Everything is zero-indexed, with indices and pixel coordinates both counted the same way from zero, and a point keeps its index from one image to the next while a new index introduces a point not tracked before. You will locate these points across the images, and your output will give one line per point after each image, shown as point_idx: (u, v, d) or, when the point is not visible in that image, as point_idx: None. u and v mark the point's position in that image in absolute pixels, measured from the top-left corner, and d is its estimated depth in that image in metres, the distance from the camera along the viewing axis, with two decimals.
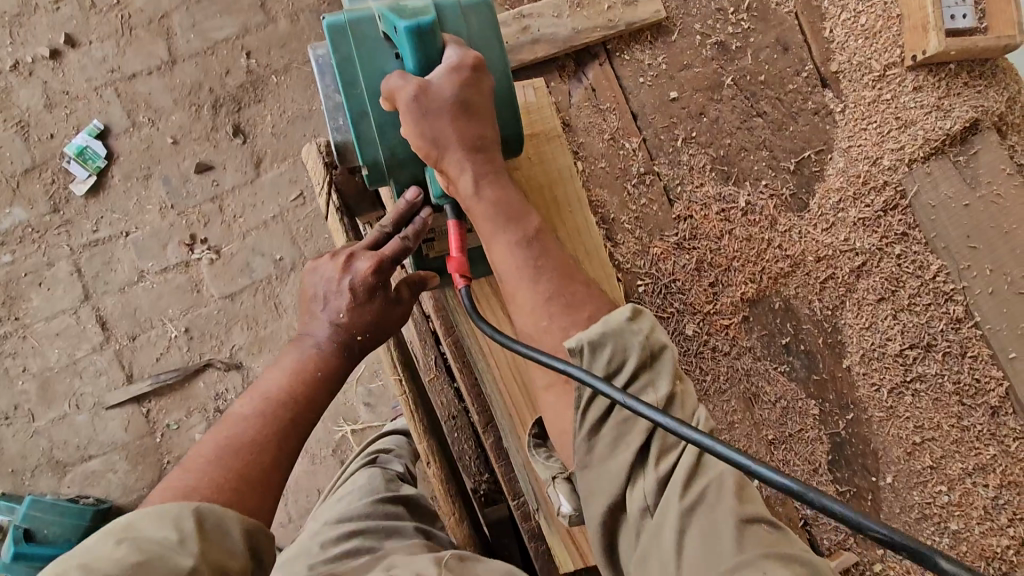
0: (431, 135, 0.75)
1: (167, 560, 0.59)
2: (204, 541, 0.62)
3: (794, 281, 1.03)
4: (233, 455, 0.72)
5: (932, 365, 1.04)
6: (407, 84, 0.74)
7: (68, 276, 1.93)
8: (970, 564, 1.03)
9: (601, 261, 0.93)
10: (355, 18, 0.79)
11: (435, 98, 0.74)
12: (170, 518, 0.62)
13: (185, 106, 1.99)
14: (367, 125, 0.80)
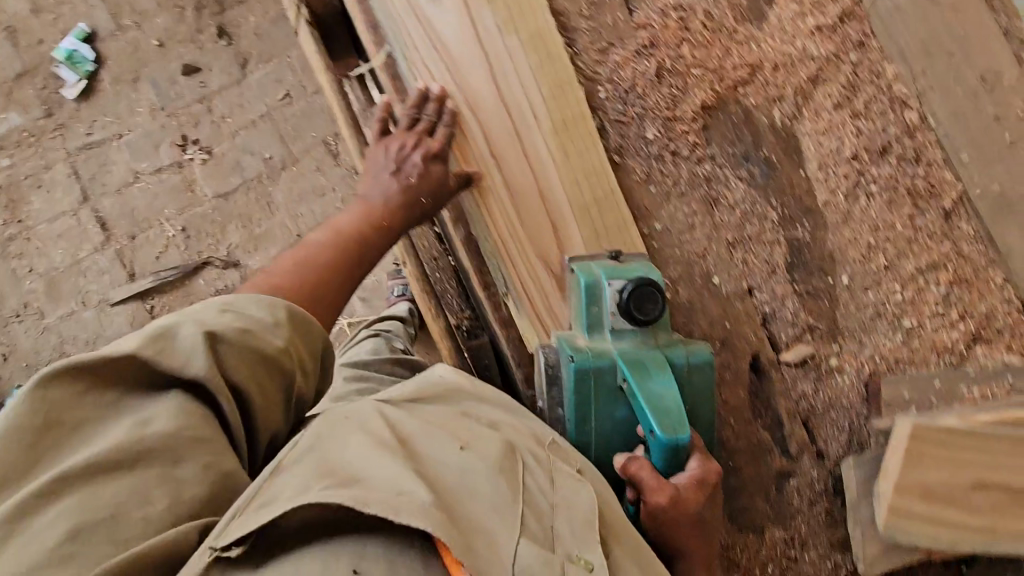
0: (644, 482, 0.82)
1: (263, 336, 0.75)
2: (291, 326, 0.78)
3: (752, 90, 1.06)
4: (306, 268, 0.87)
5: (887, 169, 1.08)
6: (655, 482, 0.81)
7: (66, 179, 1.99)
8: (922, 357, 1.08)
9: (563, 61, 0.99)
10: (602, 364, 0.87)
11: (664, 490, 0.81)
12: (266, 305, 0.78)
13: (169, 8, 2.01)
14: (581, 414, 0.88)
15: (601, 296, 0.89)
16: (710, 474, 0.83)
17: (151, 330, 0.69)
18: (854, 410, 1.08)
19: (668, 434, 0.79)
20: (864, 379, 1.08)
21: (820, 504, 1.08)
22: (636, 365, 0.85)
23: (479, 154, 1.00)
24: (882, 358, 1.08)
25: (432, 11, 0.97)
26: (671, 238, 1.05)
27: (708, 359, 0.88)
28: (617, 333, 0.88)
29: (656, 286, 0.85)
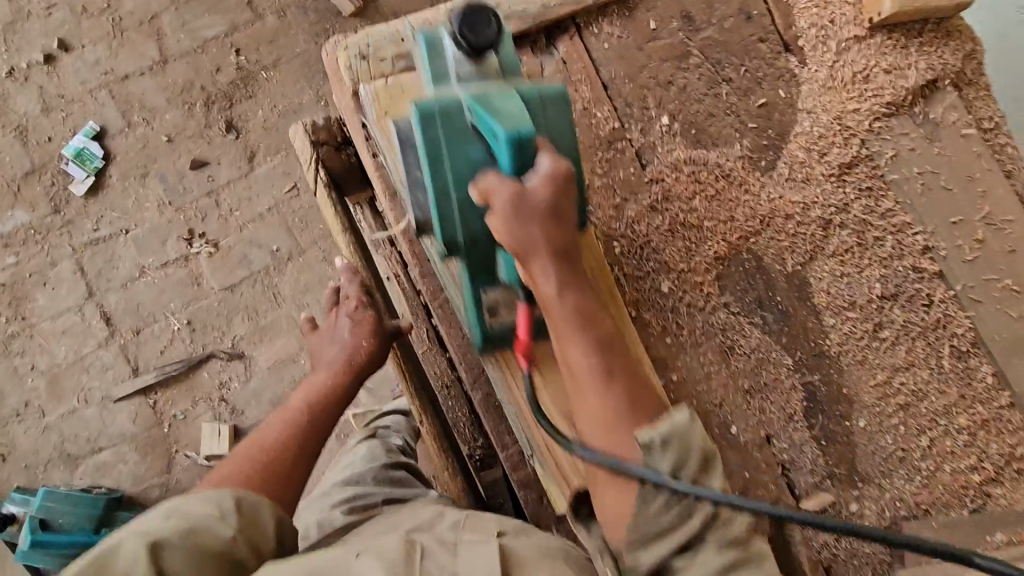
0: (523, 239, 0.77)
1: (211, 531, 0.75)
2: (240, 516, 0.79)
3: (763, 239, 1.08)
4: (262, 452, 0.89)
5: (900, 313, 1.09)
6: (503, 186, 0.76)
7: (72, 275, 1.98)
8: (943, 501, 1.08)
9: None
10: (443, 103, 0.79)
11: (528, 206, 0.76)
12: (212, 500, 0.79)
13: (178, 105, 2.04)
14: (439, 163, 0.80)
15: (442, 47, 0.83)
16: (561, 170, 0.76)
17: (98, 549, 0.70)
18: (877, 556, 1.07)
19: (510, 130, 0.73)
20: (886, 525, 1.07)
21: None
22: (479, 94, 0.79)
23: (500, 318, 0.96)
24: (903, 502, 1.08)
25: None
26: (688, 390, 1.04)
27: (560, 91, 0.83)
28: (464, 80, 0.83)
29: (485, 5, 0.80)
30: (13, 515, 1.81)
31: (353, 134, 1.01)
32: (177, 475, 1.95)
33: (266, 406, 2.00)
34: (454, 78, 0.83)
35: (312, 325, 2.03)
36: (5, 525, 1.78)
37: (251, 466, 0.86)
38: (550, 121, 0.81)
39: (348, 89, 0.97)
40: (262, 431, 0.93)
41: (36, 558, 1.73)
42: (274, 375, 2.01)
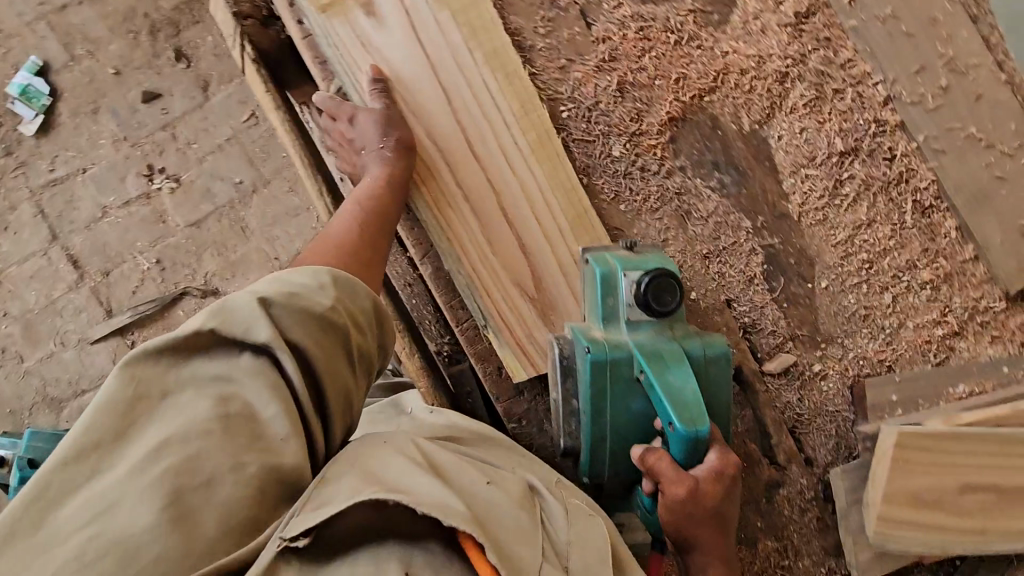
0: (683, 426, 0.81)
1: (313, 297, 0.73)
2: (336, 288, 0.76)
3: (717, 97, 1.04)
4: (333, 248, 0.82)
5: (862, 168, 1.06)
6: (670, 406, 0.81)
7: (33, 219, 1.94)
8: (907, 357, 1.08)
9: (522, 81, 0.95)
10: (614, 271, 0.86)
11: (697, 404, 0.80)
12: (307, 271, 0.76)
13: (122, 34, 1.95)
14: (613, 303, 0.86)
15: (617, 288, 0.86)
16: (730, 466, 0.81)
17: (210, 306, 0.69)
18: (840, 414, 1.07)
19: (690, 427, 0.78)
20: (848, 384, 1.08)
21: (810, 510, 1.07)
22: (654, 356, 0.82)
23: (442, 185, 0.94)
24: (866, 360, 1.08)
25: (376, 36, 0.91)
26: None
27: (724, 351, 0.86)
28: (634, 323, 0.86)
29: (675, 277, 0.82)
30: (2, 456, 1.82)
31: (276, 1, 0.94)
32: None
33: None
34: (624, 321, 0.86)
35: (284, 257, 2.00)
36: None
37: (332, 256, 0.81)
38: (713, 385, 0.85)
39: None
40: (328, 229, 0.86)
41: None
42: None
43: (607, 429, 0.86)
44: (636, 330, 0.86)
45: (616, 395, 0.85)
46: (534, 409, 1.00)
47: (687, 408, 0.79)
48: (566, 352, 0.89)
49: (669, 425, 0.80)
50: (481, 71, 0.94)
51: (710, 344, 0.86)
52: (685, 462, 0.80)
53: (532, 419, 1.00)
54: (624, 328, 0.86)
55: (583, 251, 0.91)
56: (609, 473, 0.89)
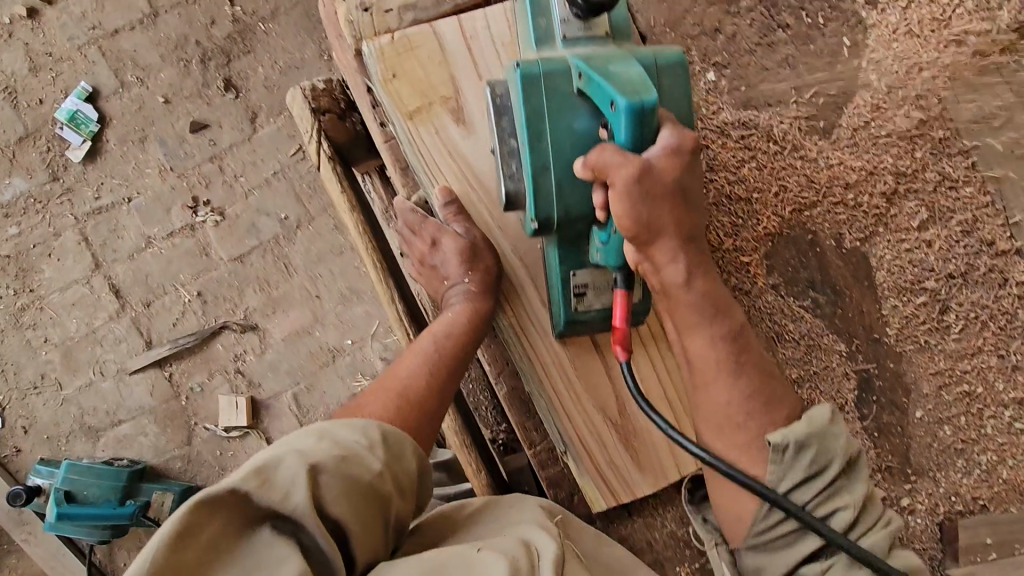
0: (645, 216, 0.64)
1: (364, 462, 0.62)
2: (387, 451, 0.65)
3: (819, 211, 0.96)
4: (395, 394, 0.74)
5: (971, 294, 0.98)
6: (622, 162, 0.62)
7: (77, 246, 1.92)
8: (1004, 496, 1.01)
9: None
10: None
11: (656, 179, 0.63)
12: (360, 425, 0.66)
13: (173, 62, 1.91)
14: (544, 23, 0.74)
15: (550, 5, 0.73)
16: (689, 143, 0.64)
17: (252, 459, 0.56)
18: (928, 553, 1.00)
19: (630, 97, 0.59)
20: (938, 521, 1.01)
21: None
22: (591, 56, 0.67)
23: (528, 306, 0.87)
24: (959, 496, 1.01)
25: (464, 145, 0.84)
26: None
27: (680, 55, 0.70)
28: (571, 42, 0.72)
29: None
30: (39, 487, 1.81)
31: (358, 99, 0.89)
32: (198, 447, 1.95)
33: (283, 377, 1.97)
34: (561, 41, 0.73)
35: (325, 295, 1.97)
36: (33, 496, 1.79)
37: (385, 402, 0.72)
38: (670, 93, 0.69)
39: (350, 49, 0.85)
40: (395, 366, 0.79)
41: (69, 528, 1.70)
42: (289, 347, 1.97)
43: (551, 155, 0.68)
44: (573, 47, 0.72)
45: (555, 112, 0.69)
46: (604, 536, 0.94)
47: (627, 83, 0.62)
48: (499, 92, 0.76)
49: (609, 109, 0.62)
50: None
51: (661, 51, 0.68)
52: (633, 147, 0.62)
53: None
54: (561, 46, 0.72)
55: None
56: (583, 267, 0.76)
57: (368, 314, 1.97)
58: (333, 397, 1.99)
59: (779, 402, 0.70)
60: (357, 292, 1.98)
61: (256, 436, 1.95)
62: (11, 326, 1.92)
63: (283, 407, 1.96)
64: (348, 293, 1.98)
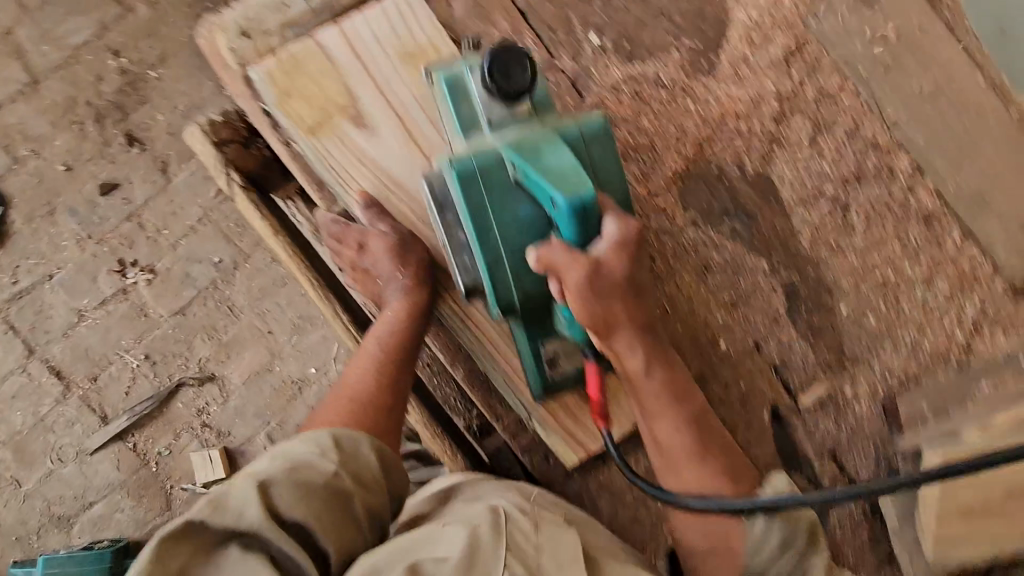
0: (600, 310, 0.74)
1: (316, 466, 0.72)
2: (340, 450, 0.74)
3: (718, 145, 1.02)
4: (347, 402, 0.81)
5: (866, 191, 1.07)
6: (570, 261, 0.71)
7: (4, 335, 1.84)
8: (931, 365, 1.11)
9: None
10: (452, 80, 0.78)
11: (606, 278, 0.72)
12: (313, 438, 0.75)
13: (67, 127, 1.84)
14: (467, 103, 0.79)
15: (470, 89, 0.78)
16: (630, 230, 0.73)
17: (210, 491, 0.68)
18: (877, 433, 1.10)
19: (570, 198, 0.68)
20: (880, 403, 1.10)
21: (864, 530, 1.09)
22: (524, 148, 0.73)
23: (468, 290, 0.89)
24: (893, 376, 1.10)
25: (370, 148, 0.86)
26: (671, 316, 1.02)
27: (602, 125, 0.78)
28: (495, 126, 0.77)
29: (519, 49, 0.72)
30: None
31: (257, 121, 0.88)
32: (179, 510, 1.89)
33: (253, 420, 1.93)
34: (486, 124, 0.77)
35: (278, 329, 1.94)
36: None
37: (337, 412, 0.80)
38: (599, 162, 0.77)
39: (238, 75, 0.85)
40: (343, 375, 0.85)
41: None
42: (252, 388, 1.94)
43: (499, 243, 0.76)
44: (498, 131, 0.77)
45: (497, 209, 0.76)
46: (584, 487, 0.99)
47: (560, 176, 0.70)
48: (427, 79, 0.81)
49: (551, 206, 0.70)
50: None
51: (584, 122, 0.77)
52: (581, 245, 0.72)
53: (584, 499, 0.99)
54: (487, 131, 0.77)
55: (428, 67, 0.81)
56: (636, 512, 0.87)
57: (325, 338, 1.96)
58: None
59: (712, 433, 0.84)
60: (310, 319, 1.96)
61: None
62: None
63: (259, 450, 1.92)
64: (300, 322, 1.96)
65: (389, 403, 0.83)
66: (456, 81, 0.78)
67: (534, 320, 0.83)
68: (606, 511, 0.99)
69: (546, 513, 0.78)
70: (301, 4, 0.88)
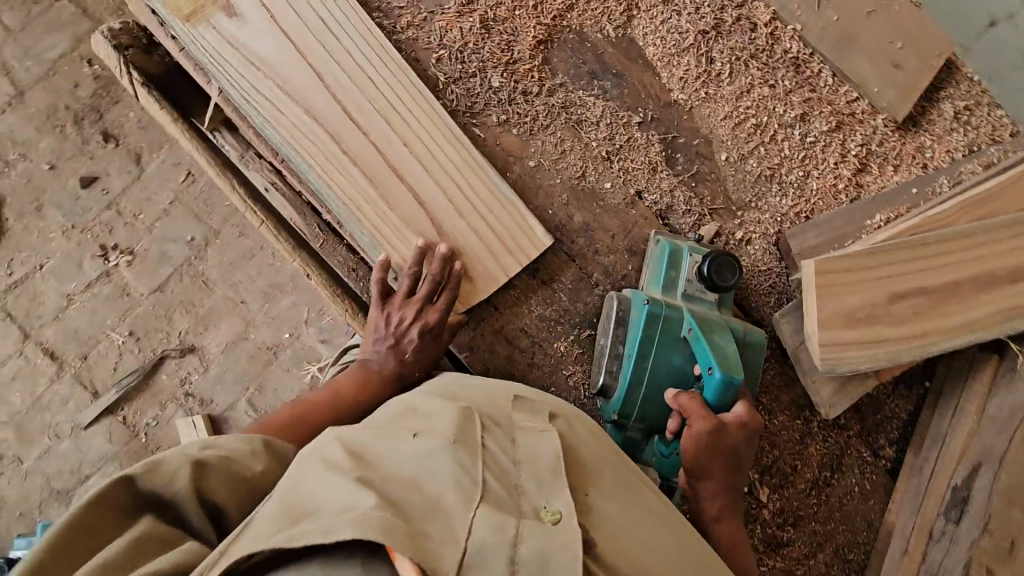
0: (702, 419, 0.86)
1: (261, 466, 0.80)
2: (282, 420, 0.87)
3: (576, 12, 1.11)
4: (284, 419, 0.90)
5: (727, 42, 1.13)
6: (705, 420, 0.86)
7: (2, 323, 2.00)
8: (822, 202, 1.15)
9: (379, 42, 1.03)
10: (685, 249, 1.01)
11: (722, 436, 0.86)
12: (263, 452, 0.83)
13: (50, 130, 2.02)
14: (675, 276, 1.01)
15: (683, 265, 1.00)
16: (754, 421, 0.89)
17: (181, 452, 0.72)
18: (775, 271, 1.13)
19: (727, 374, 0.88)
20: (773, 241, 1.14)
21: (772, 369, 1.13)
22: (707, 322, 0.94)
23: (328, 155, 1.00)
24: (785, 216, 1.14)
25: (241, 34, 0.99)
26: (548, 171, 1.08)
27: (764, 341, 0.98)
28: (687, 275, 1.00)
29: (736, 261, 0.97)
30: (19, 558, 1.82)
31: (147, 22, 1.02)
32: None
33: (233, 387, 2.02)
34: (681, 292, 0.99)
35: (250, 298, 2.04)
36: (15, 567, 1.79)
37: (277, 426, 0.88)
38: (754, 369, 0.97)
39: None
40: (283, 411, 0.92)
41: None
42: (230, 357, 2.03)
43: (647, 374, 0.95)
44: (689, 300, 0.99)
45: (664, 350, 0.95)
46: (480, 335, 1.05)
47: (729, 361, 0.90)
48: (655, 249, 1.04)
49: (707, 370, 0.90)
50: (347, 47, 1.01)
51: (754, 333, 0.98)
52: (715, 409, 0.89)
53: (480, 347, 1.05)
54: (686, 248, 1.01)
55: (658, 234, 1.04)
56: (638, 414, 0.96)
57: (296, 304, 2.04)
58: (285, 392, 2.03)
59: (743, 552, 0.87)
60: (280, 286, 2.04)
61: None
62: None
63: (240, 415, 2.00)
64: (271, 290, 2.05)
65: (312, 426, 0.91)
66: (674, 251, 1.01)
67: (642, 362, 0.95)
68: (502, 355, 1.05)
69: (527, 418, 0.77)
70: None
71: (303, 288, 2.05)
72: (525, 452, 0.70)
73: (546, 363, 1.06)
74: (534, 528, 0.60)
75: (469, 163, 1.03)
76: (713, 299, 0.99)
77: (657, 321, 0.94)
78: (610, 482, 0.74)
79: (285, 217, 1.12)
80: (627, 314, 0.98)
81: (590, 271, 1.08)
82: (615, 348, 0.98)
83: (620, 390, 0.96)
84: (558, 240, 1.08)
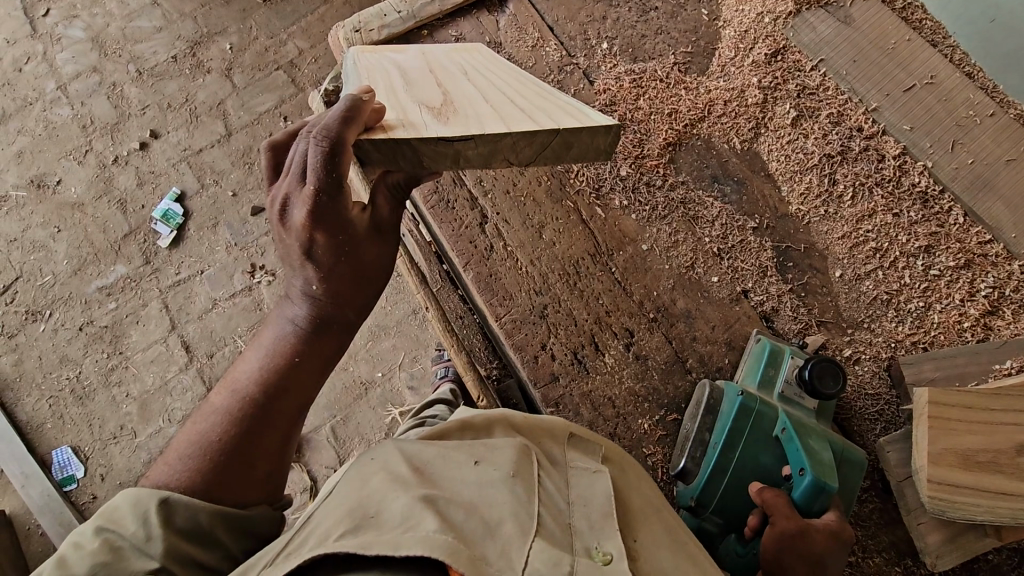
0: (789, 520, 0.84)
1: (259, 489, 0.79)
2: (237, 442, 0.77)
3: (707, 124, 1.22)
4: (210, 438, 0.76)
5: (852, 167, 1.17)
6: (790, 520, 0.84)
7: (159, 312, 2.26)
8: (942, 336, 1.09)
9: (491, 55, 1.03)
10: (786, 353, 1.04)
11: (806, 542, 0.83)
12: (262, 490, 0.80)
13: (241, 165, 2.39)
14: (774, 375, 1.03)
15: (783, 365, 1.03)
16: (846, 534, 0.86)
17: (172, 494, 0.73)
18: (883, 397, 1.08)
19: (819, 479, 0.87)
20: (884, 365, 1.10)
21: (871, 502, 1.04)
22: (801, 423, 0.94)
23: (388, 89, 0.84)
24: (898, 342, 1.10)
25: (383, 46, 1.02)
26: (659, 256, 1.15)
27: (863, 459, 0.95)
28: (786, 377, 1.02)
29: (841, 368, 0.98)
30: None
31: None
32: None
33: (322, 412, 2.10)
34: (779, 393, 1.02)
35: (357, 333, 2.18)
36: None
37: (211, 444, 0.76)
38: (847, 483, 0.94)
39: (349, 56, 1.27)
40: (208, 431, 0.77)
41: None
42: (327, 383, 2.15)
43: (732, 465, 0.95)
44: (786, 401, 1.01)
45: (752, 445, 0.96)
46: (570, 396, 1.09)
47: (821, 465, 0.89)
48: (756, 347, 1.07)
49: (799, 471, 0.90)
50: (467, 56, 1.00)
51: (851, 446, 0.95)
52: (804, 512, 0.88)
53: (567, 405, 1.09)
54: (789, 351, 1.03)
55: (758, 332, 1.08)
56: (715, 507, 0.97)
57: (395, 347, 2.15)
58: (367, 428, 2.10)
59: None
60: (384, 327, 2.17)
61: (297, 470, 2.05)
62: (101, 384, 2.18)
63: (321, 440, 2.07)
64: (376, 330, 2.18)
65: (249, 424, 0.77)
66: (776, 351, 1.04)
67: (723, 456, 0.96)
68: (587, 418, 1.08)
69: (582, 466, 0.81)
70: (395, 16, 1.30)
71: (404, 333, 2.17)
72: (580, 494, 0.76)
73: (627, 438, 1.07)
74: (586, 569, 0.65)
75: (565, 108, 0.82)
76: (811, 405, 1.02)
77: (748, 416, 0.96)
78: (654, 532, 0.76)
79: (412, 248, 1.36)
80: (717, 404, 1.00)
81: (686, 357, 1.11)
82: (700, 435, 0.99)
83: (700, 477, 0.97)
84: (658, 321, 1.12)
